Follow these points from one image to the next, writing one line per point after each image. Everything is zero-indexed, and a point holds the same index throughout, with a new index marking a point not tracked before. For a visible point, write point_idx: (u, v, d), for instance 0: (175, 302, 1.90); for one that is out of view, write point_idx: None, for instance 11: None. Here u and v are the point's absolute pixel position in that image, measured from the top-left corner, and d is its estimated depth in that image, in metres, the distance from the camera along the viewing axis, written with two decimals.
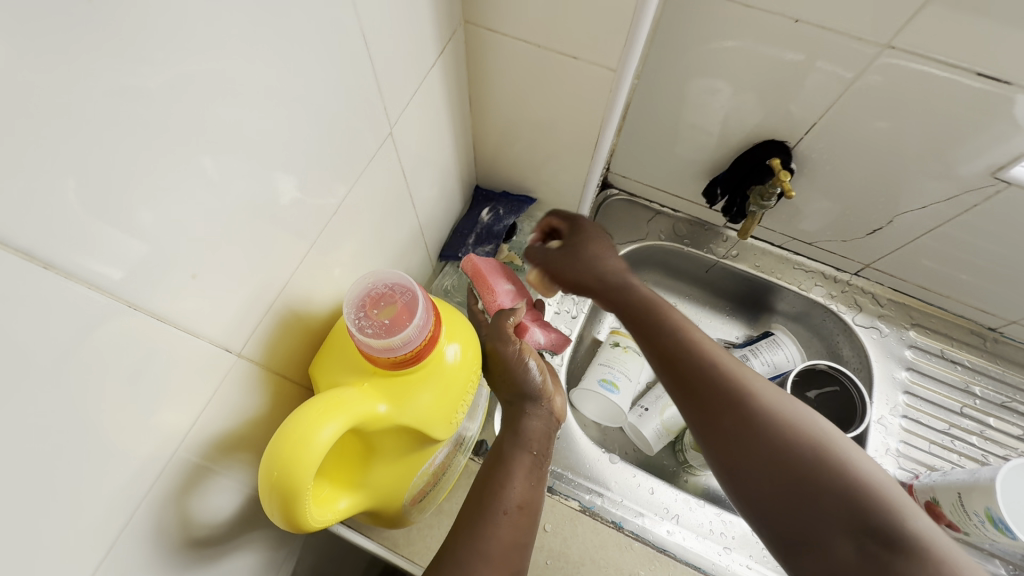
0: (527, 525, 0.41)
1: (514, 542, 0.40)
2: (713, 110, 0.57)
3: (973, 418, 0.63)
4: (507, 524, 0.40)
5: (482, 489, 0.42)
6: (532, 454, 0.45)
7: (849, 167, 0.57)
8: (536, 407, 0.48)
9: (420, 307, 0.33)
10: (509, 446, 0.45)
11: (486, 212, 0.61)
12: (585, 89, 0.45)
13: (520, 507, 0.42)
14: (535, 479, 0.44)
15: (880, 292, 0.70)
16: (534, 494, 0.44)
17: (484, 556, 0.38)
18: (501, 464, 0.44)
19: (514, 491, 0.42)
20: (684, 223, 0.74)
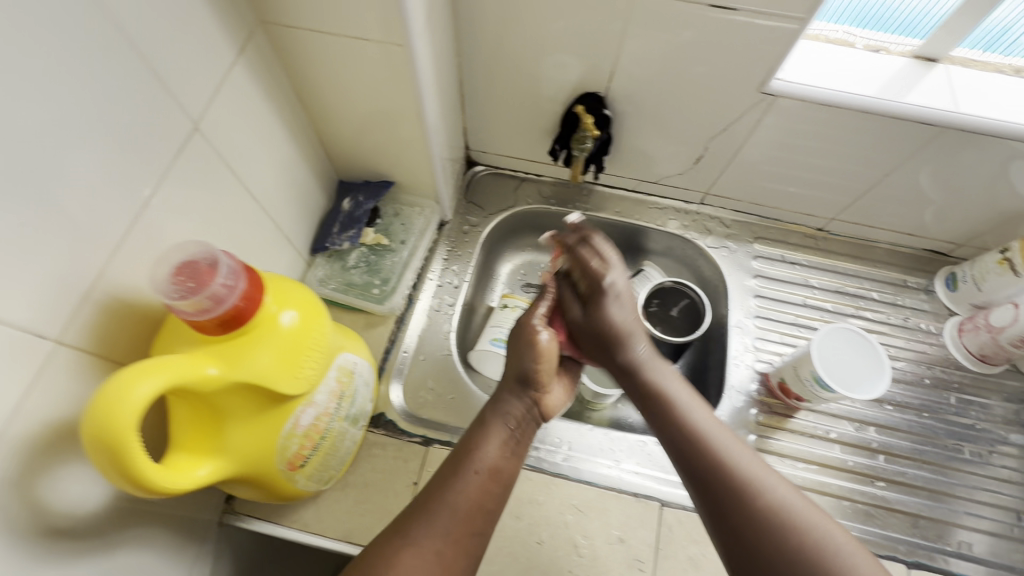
0: (494, 490, 0.49)
1: (478, 503, 0.48)
2: (533, 75, 0.64)
3: (813, 307, 0.73)
4: (475, 484, 0.48)
5: (462, 448, 0.51)
6: (511, 426, 0.54)
7: (658, 106, 0.64)
8: (525, 390, 0.57)
9: (226, 267, 0.34)
10: (491, 415, 0.54)
11: (347, 201, 0.65)
12: (389, 68, 0.50)
13: (490, 471, 0.50)
14: (510, 450, 0.52)
15: (725, 216, 0.78)
16: (504, 461, 0.52)
17: (449, 508, 0.46)
18: (483, 430, 0.53)
19: (488, 455, 0.51)
20: (549, 185, 0.80)
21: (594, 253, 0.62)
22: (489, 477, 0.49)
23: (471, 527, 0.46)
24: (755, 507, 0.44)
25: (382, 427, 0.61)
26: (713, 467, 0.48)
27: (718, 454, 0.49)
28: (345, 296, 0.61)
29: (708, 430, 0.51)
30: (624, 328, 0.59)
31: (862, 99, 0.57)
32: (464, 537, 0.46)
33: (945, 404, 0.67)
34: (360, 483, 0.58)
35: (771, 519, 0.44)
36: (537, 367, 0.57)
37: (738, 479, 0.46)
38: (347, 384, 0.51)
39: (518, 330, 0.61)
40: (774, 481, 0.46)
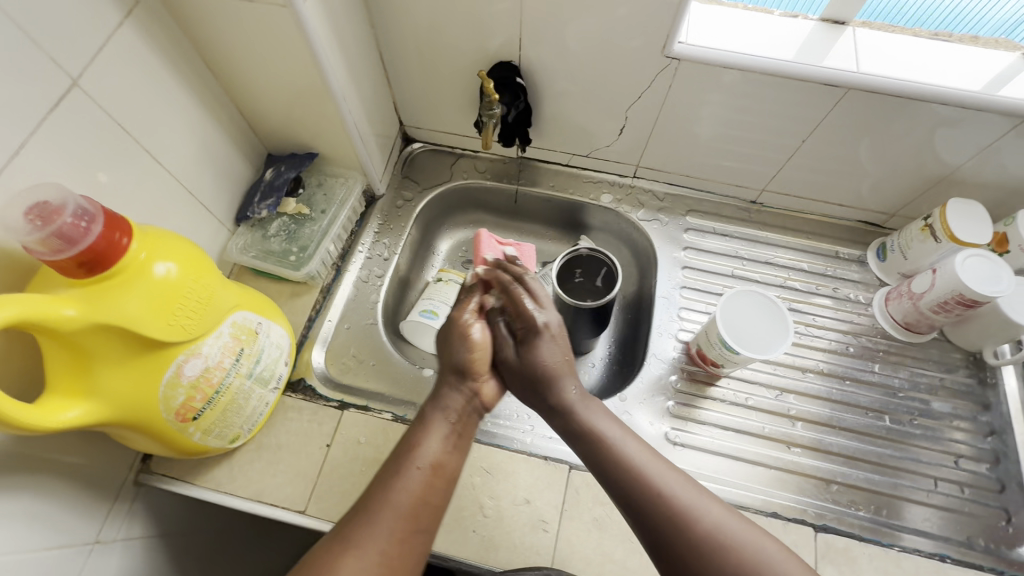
0: (439, 485, 0.46)
1: (420, 497, 0.44)
2: (449, 45, 0.65)
3: (743, 278, 0.73)
4: (417, 481, 0.45)
5: (403, 445, 0.48)
6: (451, 419, 0.51)
7: (573, 75, 0.65)
8: (462, 381, 0.54)
9: (79, 207, 0.36)
10: (431, 409, 0.51)
11: (269, 171, 0.67)
12: (283, 32, 0.51)
13: (433, 467, 0.46)
14: (452, 444, 0.49)
15: (658, 190, 0.79)
16: (451, 456, 0.48)
17: (391, 509, 0.43)
18: (421, 427, 0.49)
19: (428, 451, 0.47)
20: (485, 161, 0.81)
21: (522, 302, 0.58)
22: (433, 471, 0.46)
23: (413, 521, 0.43)
24: (698, 543, 0.42)
25: (300, 391, 0.62)
26: (654, 502, 0.44)
27: (655, 487, 0.45)
28: (263, 263, 0.63)
29: (644, 466, 0.46)
30: (556, 369, 0.54)
31: (767, 62, 0.57)
32: (410, 535, 0.42)
33: (867, 370, 0.67)
34: (272, 446, 0.59)
35: (715, 549, 0.42)
36: (470, 357, 0.55)
37: (679, 511, 0.43)
38: (249, 345, 0.52)
39: (450, 326, 0.58)
40: (713, 505, 0.44)
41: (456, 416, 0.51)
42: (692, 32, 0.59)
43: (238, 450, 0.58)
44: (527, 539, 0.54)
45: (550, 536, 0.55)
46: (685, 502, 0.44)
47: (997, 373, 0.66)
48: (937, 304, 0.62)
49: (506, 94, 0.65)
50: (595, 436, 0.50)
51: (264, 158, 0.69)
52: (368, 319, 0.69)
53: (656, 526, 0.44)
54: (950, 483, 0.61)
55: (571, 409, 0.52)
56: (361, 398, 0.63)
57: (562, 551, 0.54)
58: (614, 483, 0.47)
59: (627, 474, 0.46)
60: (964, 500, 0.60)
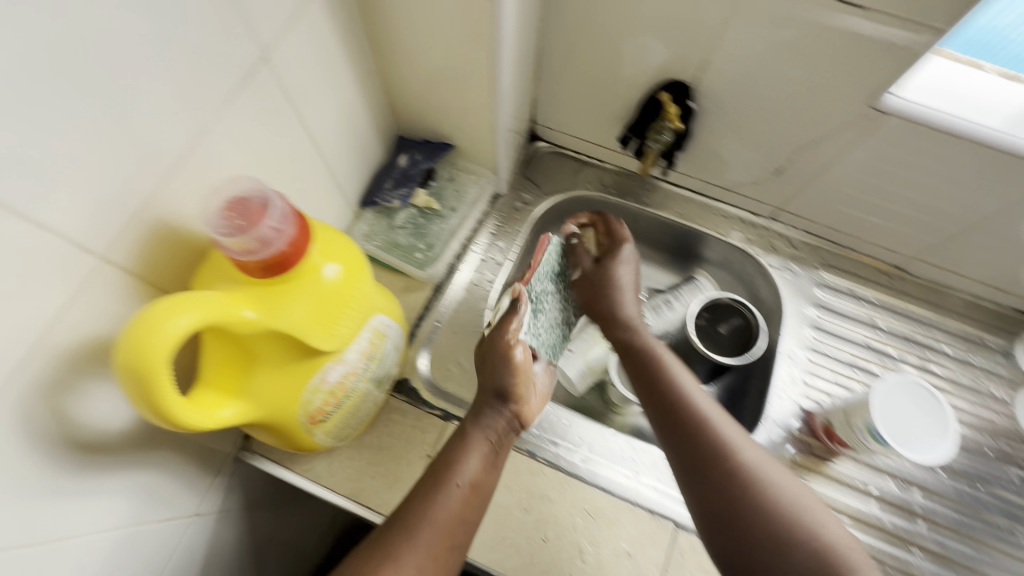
0: (476, 504, 0.45)
1: (458, 517, 0.44)
2: (619, 54, 0.59)
3: (876, 350, 0.67)
4: (457, 500, 0.44)
5: (440, 461, 0.46)
6: (491, 440, 0.49)
7: (748, 107, 0.59)
8: (505, 405, 0.51)
9: (277, 210, 0.33)
10: (471, 428, 0.49)
11: (404, 157, 0.63)
12: (469, 23, 0.47)
13: (471, 486, 0.45)
14: (490, 464, 0.48)
15: (794, 236, 0.73)
16: (489, 475, 0.47)
17: (431, 525, 0.42)
18: (463, 445, 0.47)
19: (469, 470, 0.46)
20: (611, 174, 0.77)
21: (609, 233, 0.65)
22: (471, 488, 0.45)
23: (453, 540, 0.43)
24: (735, 472, 0.45)
25: (404, 394, 0.60)
26: (699, 440, 0.47)
27: (714, 426, 0.48)
28: (387, 255, 0.60)
29: (696, 398, 0.50)
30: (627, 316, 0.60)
31: (988, 132, 0.51)
32: (446, 552, 0.42)
33: (1003, 477, 0.62)
34: (373, 447, 0.57)
35: (760, 477, 0.44)
36: (515, 380, 0.51)
37: (738, 466, 0.45)
38: (379, 348, 0.49)
39: (489, 346, 0.53)
40: (754, 449, 0.47)
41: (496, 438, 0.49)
42: (904, 85, 0.53)
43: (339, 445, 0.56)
44: None
45: None
46: (735, 435, 0.47)
47: None
48: None
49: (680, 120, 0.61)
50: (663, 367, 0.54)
51: (395, 139, 0.65)
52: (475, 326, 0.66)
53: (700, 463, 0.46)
54: None
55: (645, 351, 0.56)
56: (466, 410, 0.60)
57: None
58: (679, 439, 0.48)
59: (679, 399, 0.50)
60: None
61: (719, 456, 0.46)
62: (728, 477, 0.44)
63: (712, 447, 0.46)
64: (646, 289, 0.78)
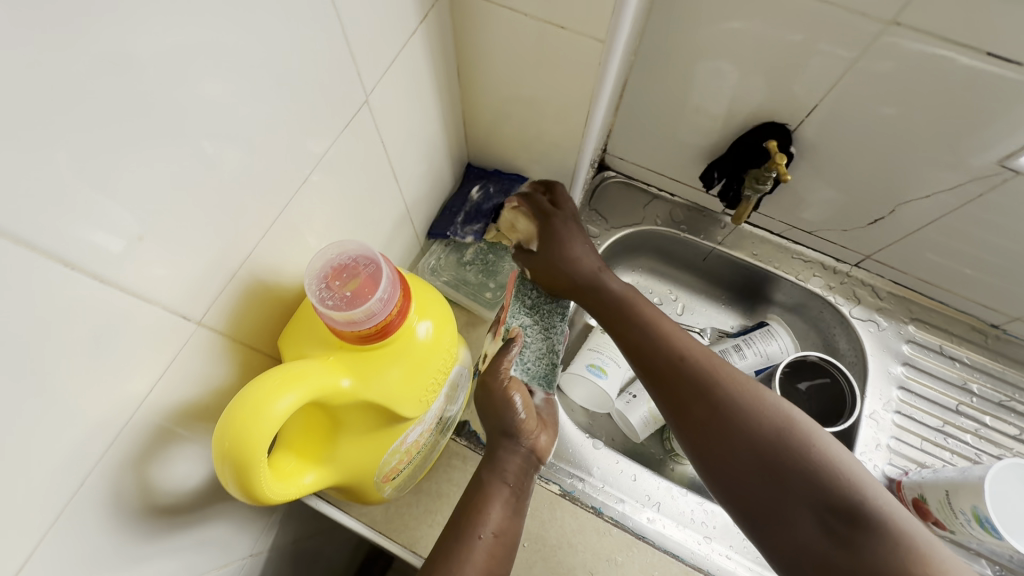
0: (504, 557, 0.39)
1: (488, 573, 0.37)
2: (712, 91, 0.55)
3: (967, 416, 0.63)
4: (484, 552, 0.38)
5: (460, 513, 0.40)
6: (510, 484, 0.43)
7: (850, 154, 0.54)
8: (517, 441, 0.45)
9: (385, 280, 0.30)
10: (487, 474, 0.43)
11: (475, 189, 0.60)
12: (569, 62, 0.43)
13: (497, 535, 0.39)
14: (513, 509, 0.41)
15: (880, 286, 0.68)
16: (515, 523, 0.41)
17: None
18: (479, 495, 0.41)
19: (495, 517, 0.40)
20: (683, 209, 0.72)
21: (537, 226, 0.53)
22: (499, 538, 0.39)
23: None
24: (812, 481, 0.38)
25: (466, 437, 0.57)
26: (711, 422, 0.43)
27: (719, 396, 0.43)
28: (456, 294, 0.57)
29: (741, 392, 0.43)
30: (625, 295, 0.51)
31: None
32: None
33: None
34: (433, 494, 0.54)
35: (789, 446, 0.40)
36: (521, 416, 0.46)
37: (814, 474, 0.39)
38: (449, 399, 0.47)
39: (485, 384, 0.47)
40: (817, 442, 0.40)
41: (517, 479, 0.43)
42: None
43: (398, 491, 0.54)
44: None
45: None
46: (745, 401, 0.43)
47: None
48: None
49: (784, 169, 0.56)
50: (650, 346, 0.48)
51: (464, 167, 0.63)
52: None
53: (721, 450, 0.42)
54: None
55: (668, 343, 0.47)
56: None
57: None
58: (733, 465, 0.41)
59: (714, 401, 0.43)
60: None
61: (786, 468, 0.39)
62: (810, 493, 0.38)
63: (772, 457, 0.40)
64: (712, 331, 0.74)
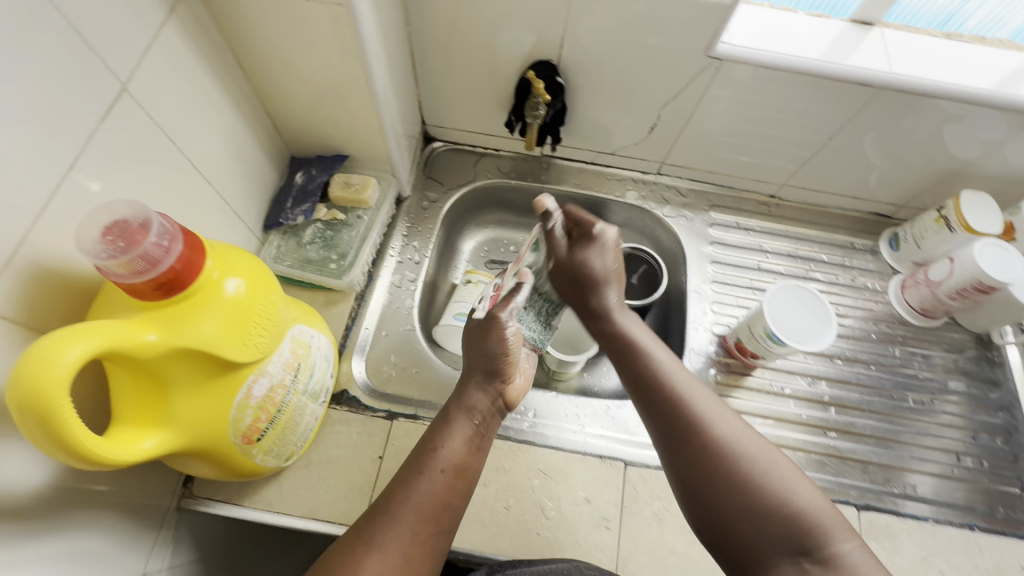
0: (459, 487, 0.46)
1: (441, 501, 0.44)
2: (484, 45, 0.63)
3: (767, 271, 0.75)
4: (439, 484, 0.45)
5: (425, 446, 0.47)
6: (476, 421, 0.49)
7: (609, 75, 0.65)
8: (492, 382, 0.51)
9: (160, 231, 0.34)
10: (455, 408, 0.49)
11: (299, 175, 0.64)
12: (330, 33, 0.49)
13: (455, 470, 0.46)
14: (475, 445, 0.48)
15: (681, 186, 0.80)
16: (473, 456, 0.48)
17: (412, 510, 0.43)
18: (444, 428, 0.48)
19: (452, 452, 0.47)
20: (508, 160, 0.80)
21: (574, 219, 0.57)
22: (455, 473, 0.46)
23: (434, 524, 0.43)
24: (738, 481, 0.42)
25: (345, 404, 0.60)
26: (693, 428, 0.44)
27: (696, 410, 0.45)
28: (301, 272, 0.60)
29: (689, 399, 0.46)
30: (600, 277, 0.55)
31: (804, 62, 0.59)
32: (430, 538, 0.43)
33: (888, 355, 0.71)
34: (323, 462, 0.57)
35: (720, 451, 0.43)
36: (504, 353, 0.50)
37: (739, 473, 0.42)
38: (302, 359, 0.50)
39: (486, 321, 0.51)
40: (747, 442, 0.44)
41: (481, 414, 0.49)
42: (730, 34, 0.60)
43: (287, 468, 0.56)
44: (591, 538, 0.55)
45: (612, 533, 0.56)
46: (698, 405, 0.46)
47: (1002, 352, 0.71)
48: (956, 290, 0.66)
49: (549, 94, 0.65)
50: (641, 355, 0.51)
51: (289, 162, 0.66)
52: (405, 326, 0.67)
53: (690, 455, 0.44)
54: (969, 456, 0.65)
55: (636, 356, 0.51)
56: (409, 406, 0.62)
57: (626, 546, 0.55)
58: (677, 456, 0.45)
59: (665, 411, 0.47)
60: (982, 472, 0.64)
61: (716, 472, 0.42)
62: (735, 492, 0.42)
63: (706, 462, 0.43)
64: None
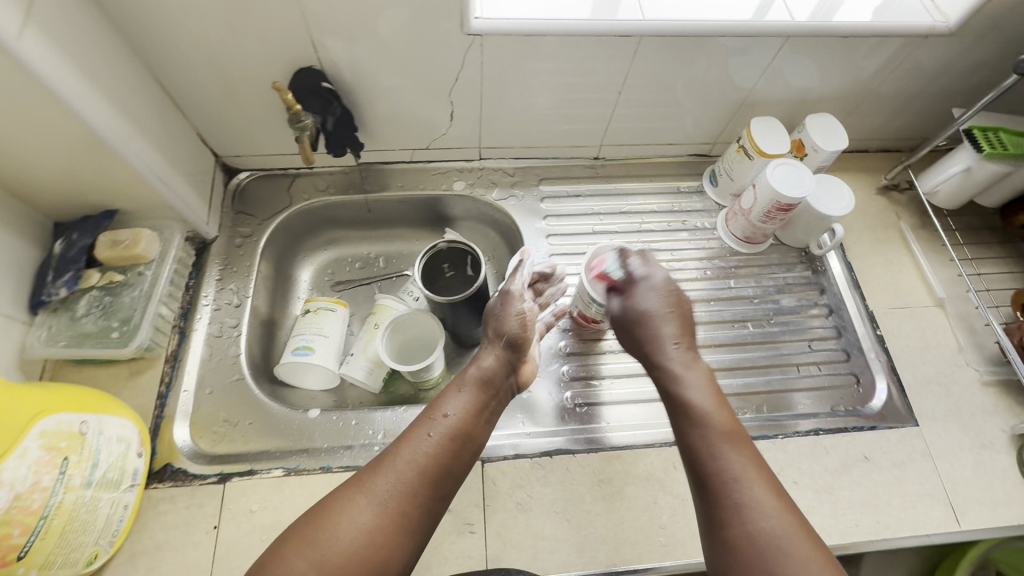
0: (455, 448, 0.47)
1: (433, 464, 0.45)
2: (238, 61, 0.58)
3: (604, 233, 0.76)
4: (429, 445, 0.46)
5: (434, 410, 0.49)
6: (484, 392, 0.52)
7: (383, 70, 0.62)
8: (507, 350, 0.55)
9: None
10: (468, 377, 0.52)
11: (58, 243, 0.57)
12: (4, 80, 0.42)
13: (451, 433, 0.47)
14: (480, 416, 0.50)
15: (507, 166, 0.79)
16: (474, 426, 0.49)
17: (405, 463, 0.44)
18: (454, 387, 0.51)
19: (456, 415, 0.48)
20: (324, 176, 0.76)
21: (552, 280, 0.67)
22: (450, 440, 0.47)
23: (423, 486, 0.44)
24: (747, 543, 0.39)
25: (169, 478, 0.55)
26: (731, 486, 0.41)
27: (733, 467, 0.42)
28: (80, 349, 0.54)
29: (731, 454, 0.43)
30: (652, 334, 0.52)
31: (564, 23, 0.58)
32: (411, 498, 0.43)
33: (727, 287, 0.74)
34: (150, 550, 0.51)
35: (742, 509, 0.40)
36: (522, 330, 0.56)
37: (753, 539, 0.39)
38: (76, 450, 0.44)
39: (502, 296, 0.59)
40: (784, 517, 0.39)
41: (489, 384, 0.52)
42: (481, 9, 0.59)
43: (105, 569, 0.50)
44: (457, 547, 0.53)
45: (478, 535, 0.54)
46: (739, 467, 0.42)
47: (824, 261, 0.76)
48: (764, 214, 0.69)
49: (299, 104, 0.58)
50: (686, 397, 0.48)
51: (50, 229, 0.58)
52: (231, 376, 0.62)
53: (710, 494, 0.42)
54: (810, 365, 0.69)
55: (691, 408, 0.47)
56: (244, 462, 0.57)
57: (493, 544, 0.54)
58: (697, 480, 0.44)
59: (706, 449, 0.44)
60: (822, 376, 0.68)
61: (734, 531, 0.39)
62: (740, 555, 0.38)
63: (728, 513, 0.40)
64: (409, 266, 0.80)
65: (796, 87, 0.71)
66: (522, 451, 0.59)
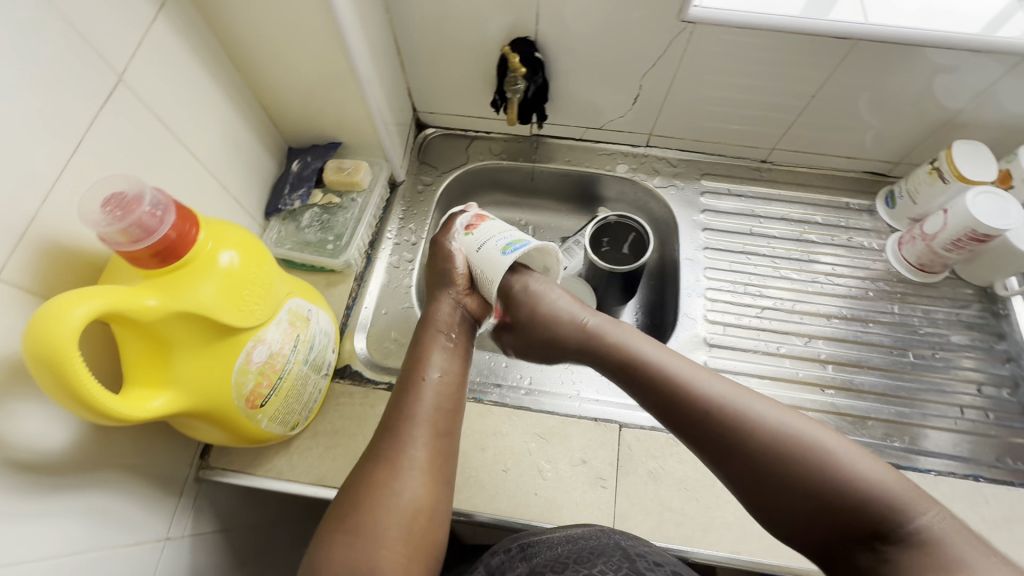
0: (450, 390, 0.50)
1: (436, 405, 0.49)
2: (464, 26, 0.65)
3: (759, 235, 0.76)
4: (429, 393, 0.49)
5: (408, 369, 0.51)
6: (449, 335, 0.54)
7: (587, 48, 0.66)
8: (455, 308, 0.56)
9: (154, 203, 0.38)
10: (427, 329, 0.54)
11: (295, 163, 0.67)
12: (307, 17, 0.51)
13: (444, 375, 0.51)
14: (454, 355, 0.53)
15: (671, 156, 0.81)
16: (456, 365, 0.52)
17: (414, 422, 0.47)
18: (422, 347, 0.53)
19: (439, 363, 0.52)
20: (499, 141, 0.82)
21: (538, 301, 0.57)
22: (444, 380, 0.51)
23: (438, 427, 0.48)
24: (789, 471, 0.39)
25: (348, 377, 0.63)
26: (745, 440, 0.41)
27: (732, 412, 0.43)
28: (301, 254, 0.63)
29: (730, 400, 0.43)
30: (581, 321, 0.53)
31: (779, 19, 0.59)
32: (434, 439, 0.47)
33: (887, 311, 0.71)
34: (329, 432, 0.60)
35: (771, 450, 0.40)
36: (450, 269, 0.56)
37: (796, 462, 0.39)
38: (304, 330, 0.53)
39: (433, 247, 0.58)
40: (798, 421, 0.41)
41: (450, 327, 0.54)
42: None
43: (295, 438, 0.59)
44: (588, 497, 0.57)
45: (609, 491, 0.57)
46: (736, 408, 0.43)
47: (1008, 304, 0.70)
48: (951, 241, 0.65)
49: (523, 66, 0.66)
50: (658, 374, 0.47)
51: (286, 151, 0.69)
52: (402, 304, 0.70)
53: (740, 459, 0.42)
54: (974, 409, 0.64)
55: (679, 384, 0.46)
56: None
57: (622, 503, 0.56)
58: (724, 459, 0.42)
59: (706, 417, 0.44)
60: (988, 424, 0.63)
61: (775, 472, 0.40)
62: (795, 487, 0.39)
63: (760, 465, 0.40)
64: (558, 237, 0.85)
65: (1013, 114, 0.66)
66: (658, 425, 0.62)
